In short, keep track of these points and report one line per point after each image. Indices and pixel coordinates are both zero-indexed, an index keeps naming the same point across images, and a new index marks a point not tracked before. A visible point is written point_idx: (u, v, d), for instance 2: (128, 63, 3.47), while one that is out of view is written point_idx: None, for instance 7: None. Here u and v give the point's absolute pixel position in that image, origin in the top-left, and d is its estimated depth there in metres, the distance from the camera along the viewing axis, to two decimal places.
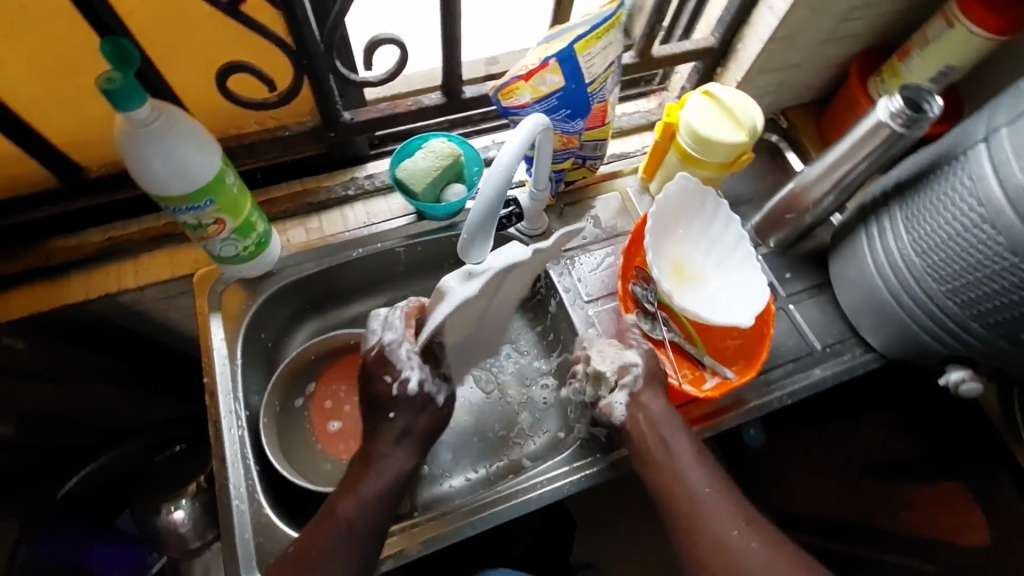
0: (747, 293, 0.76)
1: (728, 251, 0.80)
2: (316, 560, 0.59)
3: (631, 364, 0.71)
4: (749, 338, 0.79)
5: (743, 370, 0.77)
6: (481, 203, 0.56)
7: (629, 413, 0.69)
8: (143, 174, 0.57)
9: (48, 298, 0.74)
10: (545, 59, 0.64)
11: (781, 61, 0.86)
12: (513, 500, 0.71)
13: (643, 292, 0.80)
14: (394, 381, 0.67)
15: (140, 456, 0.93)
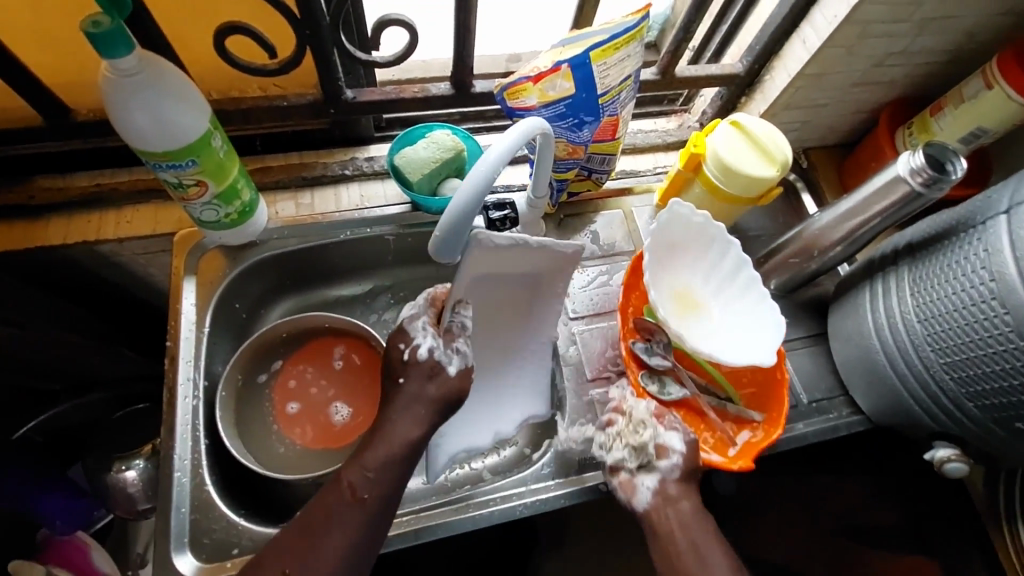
0: (755, 327, 0.73)
1: (728, 278, 0.76)
2: (322, 532, 0.57)
3: (673, 449, 0.66)
4: (764, 387, 0.75)
5: (768, 424, 0.71)
6: (461, 199, 0.51)
7: (654, 502, 0.65)
8: (125, 126, 0.55)
9: (24, 237, 0.73)
10: (557, 63, 0.61)
11: (807, 99, 0.83)
12: (472, 513, 0.68)
13: (645, 348, 0.75)
14: (408, 347, 0.66)
15: (102, 409, 0.94)
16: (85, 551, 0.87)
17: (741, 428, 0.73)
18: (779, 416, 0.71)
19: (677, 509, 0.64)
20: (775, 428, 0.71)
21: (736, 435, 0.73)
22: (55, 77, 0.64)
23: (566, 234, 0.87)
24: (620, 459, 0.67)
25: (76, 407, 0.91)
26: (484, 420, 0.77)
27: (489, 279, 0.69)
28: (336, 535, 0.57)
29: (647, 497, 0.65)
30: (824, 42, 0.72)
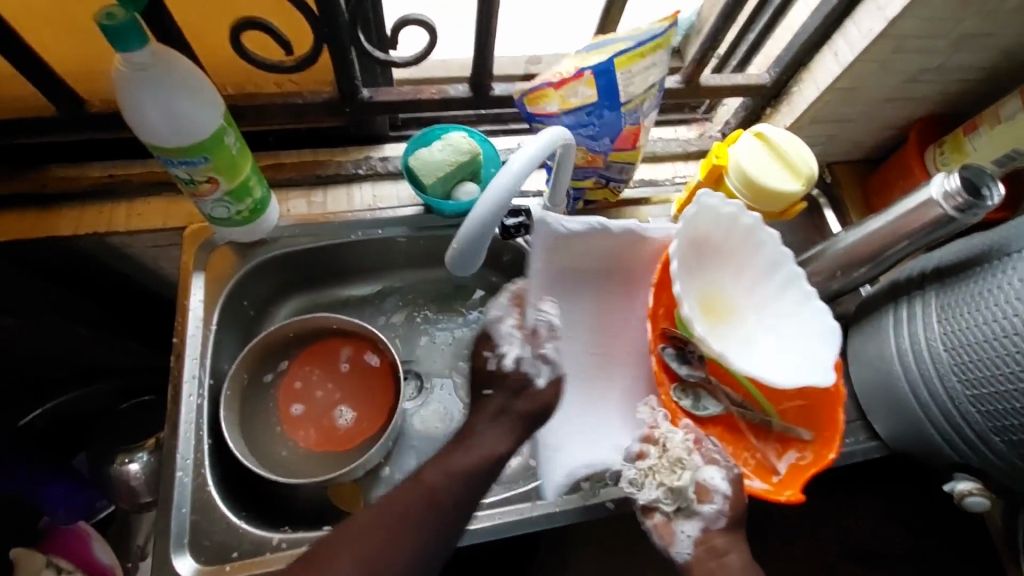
0: (805, 339, 0.71)
1: (766, 278, 0.75)
2: (397, 527, 0.57)
3: (717, 492, 0.63)
4: (817, 401, 0.71)
5: (819, 446, 0.69)
6: (482, 209, 0.49)
7: (694, 552, 0.62)
8: (137, 120, 0.54)
9: (35, 227, 0.73)
10: (580, 69, 0.59)
11: (836, 114, 0.80)
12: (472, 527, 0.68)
13: (676, 355, 0.73)
14: (494, 356, 0.69)
15: (107, 400, 0.92)
16: (88, 543, 0.87)
17: (785, 449, 0.71)
18: (834, 439, 0.68)
19: (722, 563, 0.61)
20: (826, 450, 0.68)
21: (780, 458, 0.71)
22: (70, 65, 0.63)
23: None
24: (654, 500, 0.65)
25: (82, 398, 0.90)
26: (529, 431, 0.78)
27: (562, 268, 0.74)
28: (409, 537, 0.57)
29: (688, 548, 0.63)
30: (857, 55, 0.69)
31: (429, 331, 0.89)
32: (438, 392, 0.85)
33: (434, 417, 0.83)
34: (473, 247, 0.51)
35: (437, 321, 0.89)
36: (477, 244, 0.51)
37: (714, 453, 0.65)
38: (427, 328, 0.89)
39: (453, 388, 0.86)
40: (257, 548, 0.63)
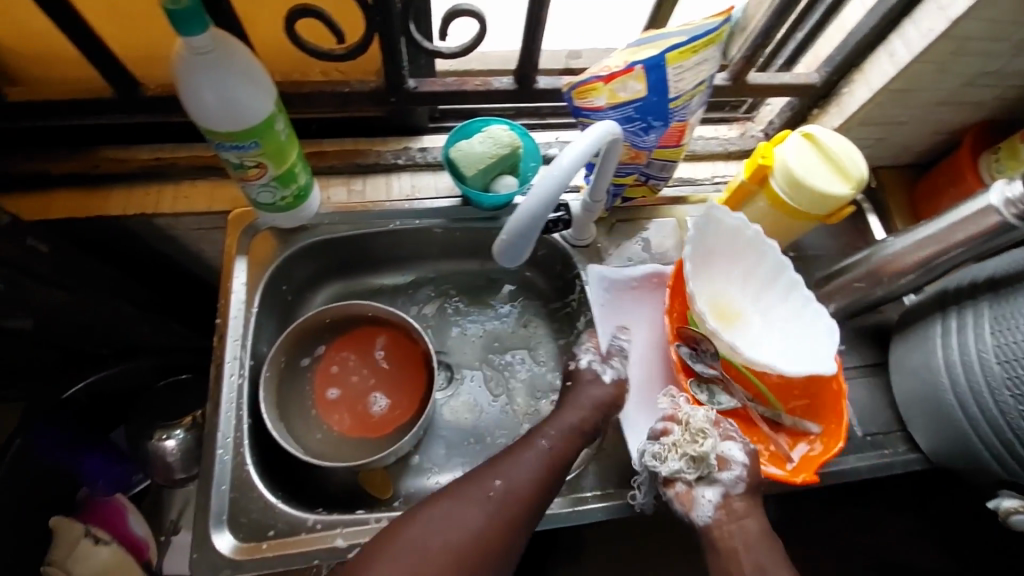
0: (808, 333, 0.70)
1: (767, 283, 0.74)
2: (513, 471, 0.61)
3: (735, 461, 0.63)
4: (818, 398, 0.72)
5: (828, 437, 0.68)
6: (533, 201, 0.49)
7: (716, 517, 0.62)
8: (193, 103, 0.55)
9: (86, 206, 0.75)
10: (631, 64, 0.58)
11: (887, 116, 0.78)
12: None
13: (691, 355, 0.72)
14: (575, 359, 0.74)
15: (145, 376, 0.94)
16: (124, 514, 0.92)
17: (796, 441, 0.70)
18: (840, 429, 0.67)
19: (743, 526, 0.61)
20: (834, 441, 0.67)
21: (791, 449, 0.70)
22: (129, 49, 0.65)
23: (616, 241, 0.84)
24: (677, 471, 0.63)
25: (124, 372, 0.91)
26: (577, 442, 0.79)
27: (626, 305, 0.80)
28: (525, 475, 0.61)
29: (711, 511, 0.62)
30: (915, 57, 0.67)
31: (460, 323, 0.89)
32: (468, 385, 0.86)
33: (464, 409, 0.84)
34: (520, 244, 0.52)
35: (468, 313, 0.90)
36: (523, 243, 0.51)
37: (731, 430, 0.65)
38: (459, 319, 0.89)
39: (483, 381, 0.86)
40: (294, 526, 0.64)
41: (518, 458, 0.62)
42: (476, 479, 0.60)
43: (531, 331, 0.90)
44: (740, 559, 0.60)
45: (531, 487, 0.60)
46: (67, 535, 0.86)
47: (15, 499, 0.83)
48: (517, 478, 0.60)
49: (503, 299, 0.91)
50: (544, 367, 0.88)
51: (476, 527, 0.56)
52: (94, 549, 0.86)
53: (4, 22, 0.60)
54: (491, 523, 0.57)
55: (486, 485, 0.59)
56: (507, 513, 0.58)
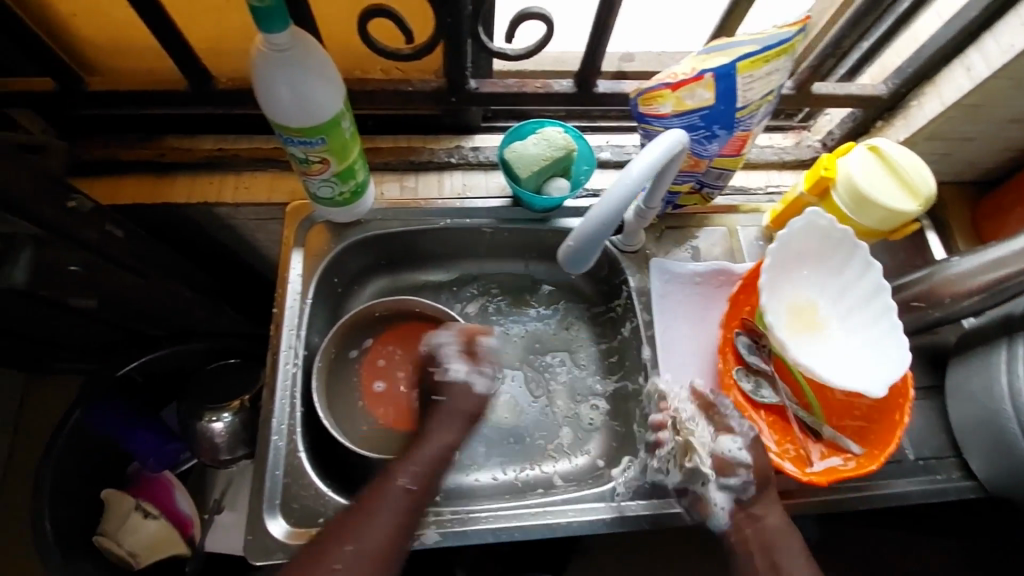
0: (877, 360, 0.68)
1: (861, 302, 0.72)
2: (370, 524, 0.60)
3: (739, 464, 0.63)
4: (877, 424, 0.69)
5: (864, 458, 0.68)
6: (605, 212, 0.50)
7: (736, 523, 0.64)
8: (267, 99, 0.56)
9: (153, 194, 0.77)
10: (700, 72, 0.58)
11: (958, 131, 0.75)
12: (550, 521, 0.67)
13: (747, 344, 0.74)
14: (440, 370, 0.71)
15: (196, 358, 0.98)
16: (170, 491, 0.95)
17: (831, 453, 0.70)
18: (881, 452, 0.67)
19: (759, 528, 0.63)
20: (870, 462, 0.67)
21: (822, 459, 0.70)
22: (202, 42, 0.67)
23: (665, 248, 0.83)
24: (682, 483, 0.65)
25: (175, 354, 0.95)
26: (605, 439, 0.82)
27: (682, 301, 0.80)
28: (387, 524, 0.60)
29: (726, 516, 0.64)
30: (994, 72, 0.65)
31: (502, 323, 0.90)
32: (509, 385, 0.86)
33: (504, 408, 0.84)
34: (586, 250, 0.53)
35: (510, 313, 0.90)
36: (588, 250, 0.52)
37: (730, 423, 0.66)
38: (502, 320, 0.90)
39: (524, 381, 0.86)
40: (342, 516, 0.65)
41: (379, 506, 0.61)
42: (348, 538, 0.58)
43: (573, 334, 0.90)
44: (755, 562, 0.63)
45: (395, 531, 0.60)
46: (119, 508, 0.90)
47: (70, 472, 0.88)
48: (378, 530, 0.60)
49: (546, 301, 0.91)
50: (584, 371, 0.88)
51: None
52: (143, 522, 0.89)
53: (91, 14, 0.63)
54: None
55: (355, 546, 0.58)
56: (377, 561, 0.58)
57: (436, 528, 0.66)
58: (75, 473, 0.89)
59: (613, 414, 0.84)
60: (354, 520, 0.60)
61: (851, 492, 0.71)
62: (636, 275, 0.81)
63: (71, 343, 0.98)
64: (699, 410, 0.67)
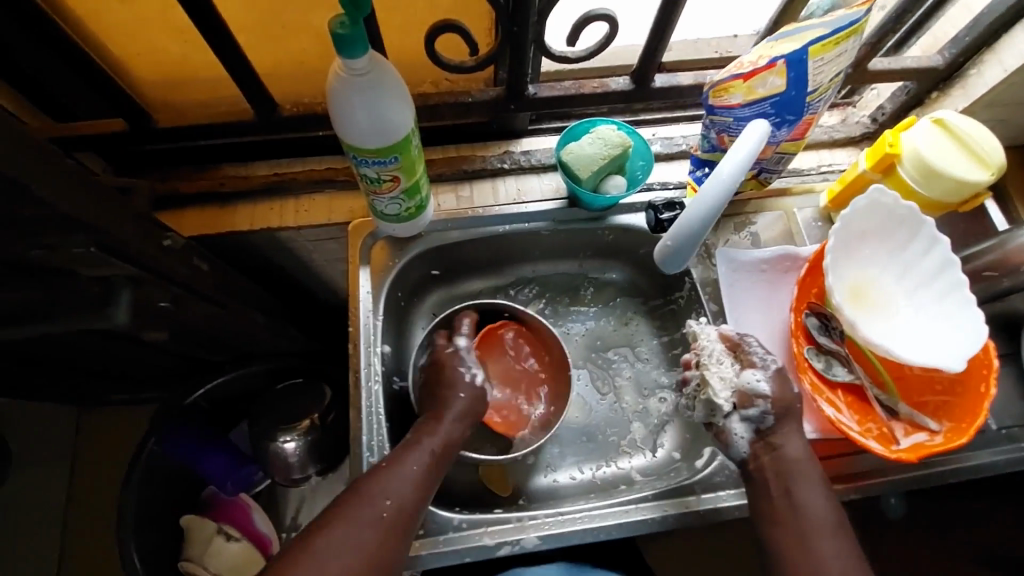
0: (946, 336, 0.66)
1: (926, 279, 0.70)
2: (394, 479, 0.60)
3: (758, 396, 0.63)
4: (960, 397, 0.66)
5: (950, 433, 0.64)
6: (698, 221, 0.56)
7: (755, 452, 0.63)
8: (343, 122, 0.57)
9: (216, 223, 0.78)
10: (773, 59, 0.58)
11: (1020, 96, 0.74)
12: (608, 521, 0.67)
13: (819, 325, 0.72)
14: (467, 371, 0.72)
15: (260, 380, 0.99)
16: (248, 514, 0.96)
17: (913, 431, 0.67)
18: (967, 427, 0.63)
19: (778, 457, 0.62)
20: (959, 436, 0.64)
21: (907, 436, 0.66)
22: (267, 69, 0.69)
23: (723, 237, 0.83)
24: (704, 415, 0.67)
25: (239, 377, 0.96)
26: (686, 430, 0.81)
27: (749, 288, 0.79)
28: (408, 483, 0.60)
29: (745, 446, 0.63)
30: None
31: (562, 324, 0.90)
32: (576, 385, 0.86)
33: (572, 407, 0.85)
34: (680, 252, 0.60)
35: (568, 313, 0.91)
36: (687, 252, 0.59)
37: (752, 356, 0.66)
38: (561, 321, 0.90)
39: (589, 380, 0.87)
40: (439, 528, 0.66)
41: (397, 470, 0.60)
42: (373, 489, 0.58)
43: (632, 329, 0.90)
44: (770, 490, 0.61)
45: (411, 498, 0.59)
46: (201, 533, 0.92)
47: (150, 499, 0.91)
48: (399, 488, 0.59)
49: (603, 298, 0.91)
50: (648, 364, 0.88)
51: (368, 547, 0.55)
52: (225, 545, 0.91)
53: (158, 51, 0.64)
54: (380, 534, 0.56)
55: (375, 504, 0.57)
56: (397, 517, 0.58)
57: (535, 532, 0.66)
58: (155, 499, 0.92)
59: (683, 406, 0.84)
60: (372, 478, 0.59)
61: (937, 467, 0.71)
62: (698, 265, 0.81)
63: (138, 374, 1.00)
64: (726, 350, 0.68)
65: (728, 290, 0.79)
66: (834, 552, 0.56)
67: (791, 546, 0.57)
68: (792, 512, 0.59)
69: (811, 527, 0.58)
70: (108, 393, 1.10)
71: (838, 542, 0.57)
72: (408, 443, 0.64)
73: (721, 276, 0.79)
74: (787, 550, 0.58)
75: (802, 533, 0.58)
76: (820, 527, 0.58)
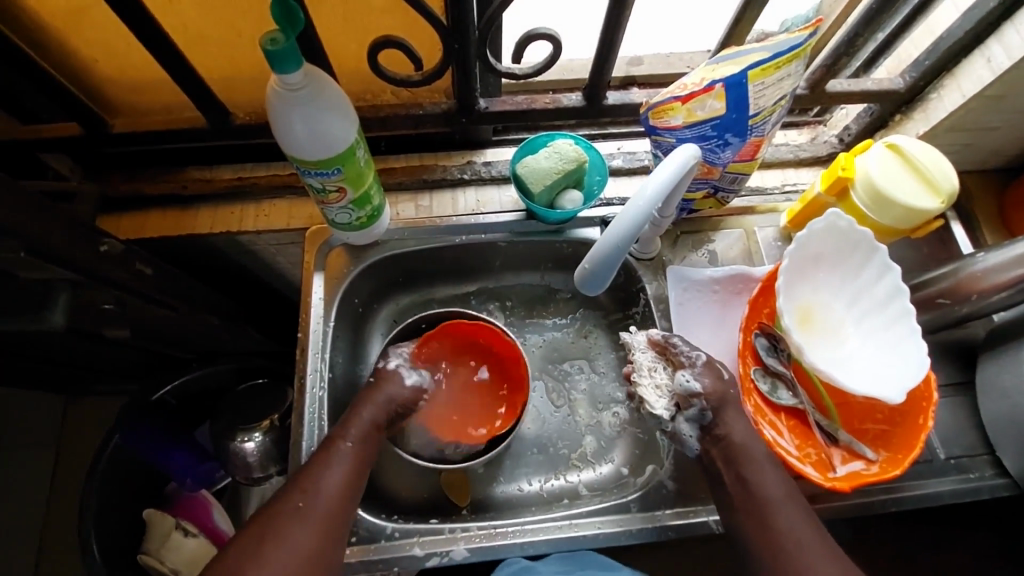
0: (889, 365, 0.66)
1: (878, 306, 0.69)
2: (317, 477, 0.58)
3: (692, 395, 0.62)
4: (900, 427, 0.66)
5: (885, 463, 0.64)
6: (610, 241, 0.57)
7: (705, 447, 0.63)
8: (284, 136, 0.58)
9: (176, 225, 0.79)
10: (710, 83, 0.58)
11: (979, 122, 0.73)
12: (527, 540, 0.67)
13: (766, 346, 0.72)
14: (382, 360, 0.73)
15: (227, 378, 1.02)
16: (208, 510, 0.98)
17: (851, 458, 0.66)
18: (903, 458, 0.63)
19: (724, 447, 0.61)
20: (894, 467, 0.64)
21: (843, 464, 0.66)
22: (222, 78, 0.71)
23: (680, 254, 0.82)
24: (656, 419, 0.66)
25: (208, 375, 0.99)
26: (634, 448, 0.81)
27: (701, 308, 0.79)
28: (334, 476, 0.59)
29: (696, 444, 0.63)
30: (1015, 63, 0.62)
31: (521, 335, 0.90)
32: (531, 397, 0.87)
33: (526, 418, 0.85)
34: (601, 273, 0.61)
35: (527, 324, 0.91)
36: (605, 272, 0.60)
37: (681, 355, 0.65)
38: (519, 332, 0.91)
39: (545, 392, 0.87)
40: (371, 537, 0.67)
41: (337, 457, 0.60)
42: (298, 492, 0.57)
43: (591, 342, 0.90)
44: (724, 479, 0.61)
45: (349, 485, 0.59)
46: (160, 527, 0.93)
47: (112, 493, 0.93)
48: (326, 488, 0.58)
49: (562, 310, 0.91)
50: (604, 378, 0.88)
51: (309, 551, 0.54)
52: (183, 540, 0.92)
53: (113, 59, 0.66)
54: (316, 537, 0.55)
55: (304, 507, 0.56)
56: (328, 517, 0.56)
57: (464, 544, 0.67)
58: (118, 494, 0.94)
59: (635, 421, 0.83)
60: (303, 483, 0.58)
61: (879, 494, 0.70)
62: (653, 282, 0.81)
63: (112, 368, 1.02)
64: (656, 356, 0.68)
65: (678, 309, 0.79)
66: (790, 522, 0.56)
67: (753, 528, 0.57)
68: (746, 495, 0.59)
69: (766, 504, 0.57)
70: (87, 384, 1.12)
71: (793, 513, 0.56)
72: (329, 447, 0.61)
73: (672, 294, 0.80)
74: (752, 532, 0.57)
75: (760, 515, 0.57)
76: (774, 501, 0.57)
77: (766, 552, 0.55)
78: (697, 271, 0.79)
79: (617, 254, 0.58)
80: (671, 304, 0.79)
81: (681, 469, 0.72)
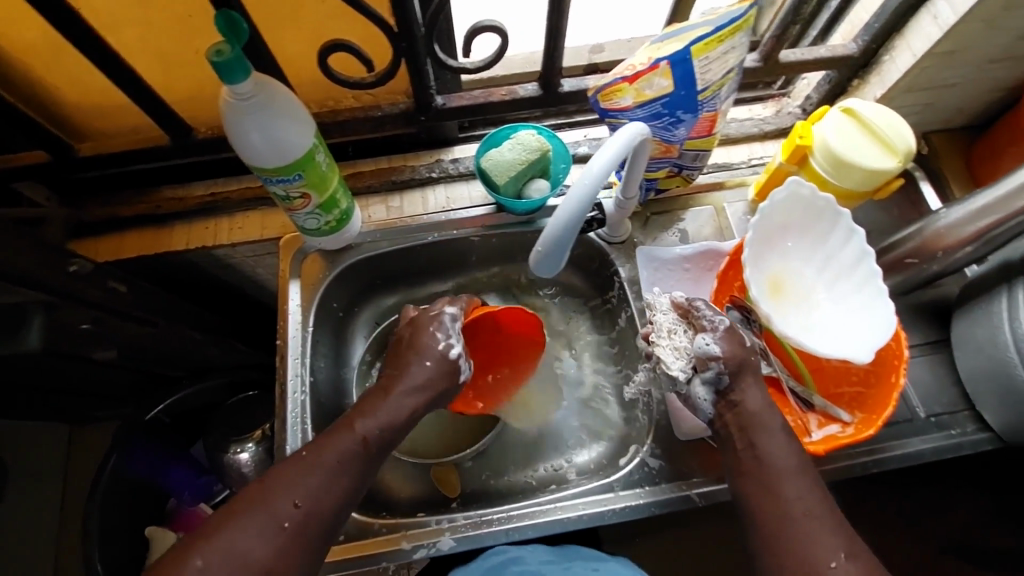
0: (860, 327, 0.66)
1: (847, 270, 0.70)
2: (299, 477, 0.54)
3: (711, 358, 0.60)
4: (874, 388, 0.66)
5: (860, 424, 0.65)
6: (560, 222, 0.57)
7: (719, 411, 0.62)
8: (243, 146, 0.59)
9: (152, 243, 0.81)
10: (656, 61, 0.59)
11: (934, 80, 0.73)
12: (514, 524, 0.68)
13: (739, 319, 0.72)
14: (445, 340, 0.65)
15: (218, 393, 1.02)
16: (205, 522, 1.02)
17: (828, 422, 0.67)
18: (876, 418, 0.63)
19: (738, 413, 0.61)
20: (868, 427, 0.64)
21: (820, 428, 0.67)
22: (180, 96, 0.72)
23: (652, 234, 0.83)
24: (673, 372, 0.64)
25: (199, 392, 0.99)
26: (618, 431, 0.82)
27: (674, 285, 0.80)
28: (316, 479, 0.54)
29: (710, 407, 0.62)
30: (960, 18, 0.63)
31: None
32: None
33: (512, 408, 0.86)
34: (555, 254, 0.61)
35: None
36: (558, 254, 0.60)
37: (704, 320, 0.63)
38: None
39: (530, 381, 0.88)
40: (360, 533, 0.68)
41: (324, 462, 0.55)
42: (280, 494, 0.53)
43: (572, 329, 0.91)
44: (736, 445, 0.61)
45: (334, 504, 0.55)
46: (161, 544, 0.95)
47: (115, 510, 0.93)
48: (310, 496, 0.53)
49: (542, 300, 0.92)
50: (586, 364, 0.88)
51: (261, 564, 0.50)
52: None
53: (74, 86, 0.67)
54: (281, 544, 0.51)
55: (275, 512, 0.52)
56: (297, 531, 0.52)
57: (451, 534, 0.68)
58: (118, 516, 0.94)
59: (620, 404, 0.84)
60: (281, 481, 0.53)
61: (862, 457, 0.71)
62: (625, 265, 0.82)
63: (106, 391, 1.04)
64: (677, 319, 0.65)
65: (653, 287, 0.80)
66: (798, 490, 0.56)
67: (759, 495, 0.57)
68: (757, 462, 0.59)
69: (776, 474, 0.57)
70: (86, 410, 1.14)
71: (802, 484, 0.57)
72: (313, 451, 0.56)
73: (644, 274, 0.80)
74: (755, 497, 0.58)
75: (766, 483, 0.58)
76: (783, 471, 0.57)
77: (772, 521, 0.56)
78: (666, 250, 0.80)
79: (567, 235, 0.58)
80: (644, 283, 0.80)
81: (664, 445, 0.73)
